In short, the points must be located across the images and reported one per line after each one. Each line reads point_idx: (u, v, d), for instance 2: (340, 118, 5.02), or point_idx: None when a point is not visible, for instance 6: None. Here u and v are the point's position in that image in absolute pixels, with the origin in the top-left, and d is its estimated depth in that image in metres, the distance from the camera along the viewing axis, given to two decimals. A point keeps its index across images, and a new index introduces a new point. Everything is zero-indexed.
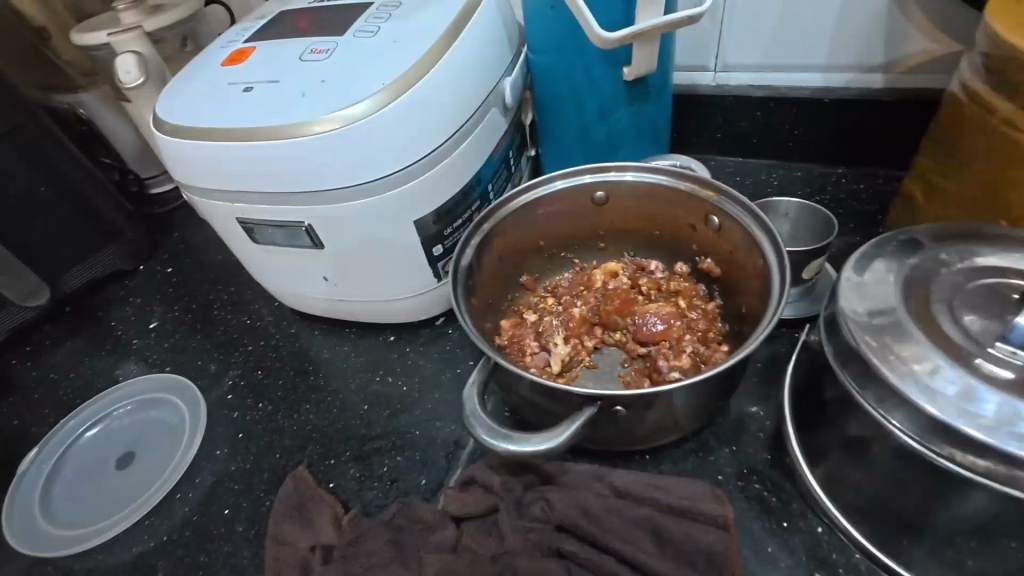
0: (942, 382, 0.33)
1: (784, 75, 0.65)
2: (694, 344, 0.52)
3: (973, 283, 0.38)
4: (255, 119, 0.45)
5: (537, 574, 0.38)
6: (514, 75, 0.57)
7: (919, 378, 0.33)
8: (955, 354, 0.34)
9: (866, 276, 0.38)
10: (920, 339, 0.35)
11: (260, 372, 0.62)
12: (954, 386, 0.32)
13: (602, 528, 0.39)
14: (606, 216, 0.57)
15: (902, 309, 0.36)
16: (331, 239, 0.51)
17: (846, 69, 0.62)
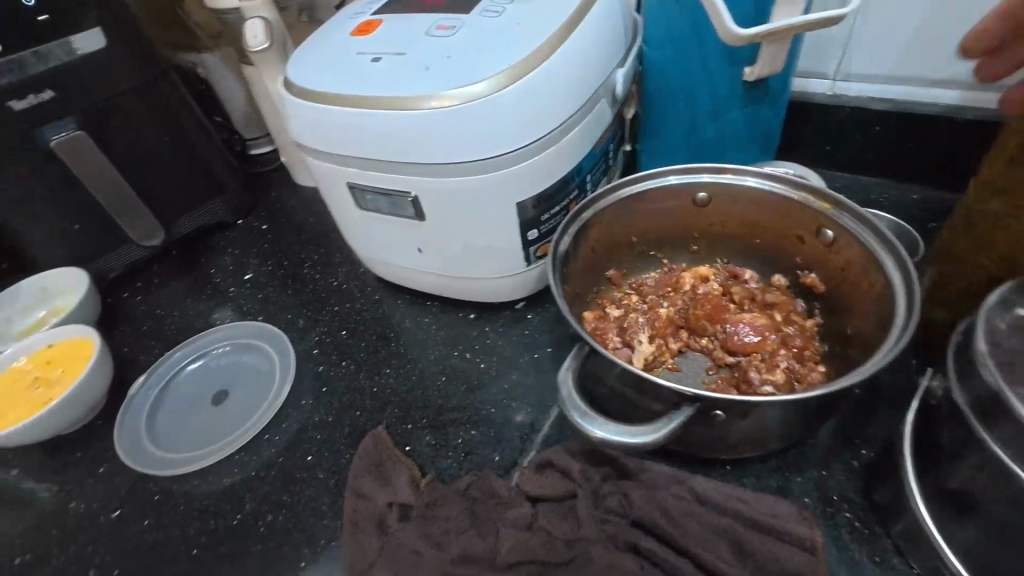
0: None
1: (912, 89, 0.60)
2: (788, 360, 0.51)
3: None
4: (380, 88, 0.47)
5: (612, 565, 0.38)
6: (627, 66, 0.56)
7: None
8: None
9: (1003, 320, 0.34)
10: None
11: (345, 332, 0.65)
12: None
13: (684, 532, 0.39)
14: (706, 218, 0.56)
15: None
16: (433, 212, 0.52)
17: (986, 88, 0.58)
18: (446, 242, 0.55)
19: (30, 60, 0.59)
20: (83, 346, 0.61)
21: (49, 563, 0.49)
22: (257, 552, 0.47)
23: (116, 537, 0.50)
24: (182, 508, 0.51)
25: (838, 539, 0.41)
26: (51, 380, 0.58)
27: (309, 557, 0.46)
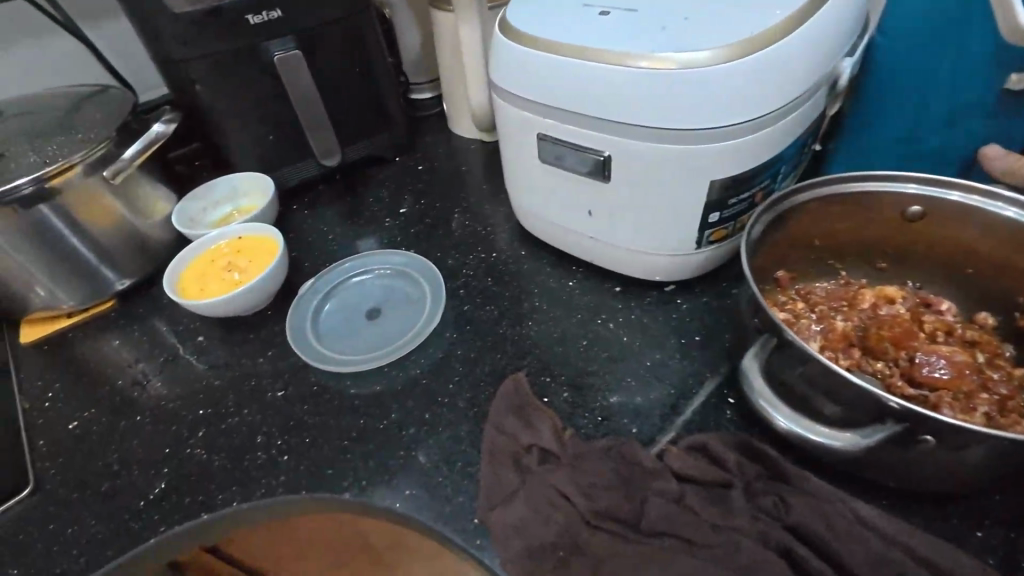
0: None
1: None
2: (988, 406, 0.44)
3: None
4: (606, 42, 0.47)
5: (765, 565, 0.36)
6: (856, 57, 0.52)
7: None
8: None
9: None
10: None
11: (490, 279, 0.67)
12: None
13: (848, 552, 0.37)
14: (913, 235, 0.51)
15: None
16: (620, 176, 0.52)
17: None
18: (623, 208, 0.54)
19: None
20: (269, 243, 0.68)
21: (226, 420, 0.56)
22: (400, 457, 0.50)
23: (279, 413, 0.56)
24: (336, 403, 0.56)
25: None
26: (241, 267, 0.66)
27: (446, 474, 0.48)
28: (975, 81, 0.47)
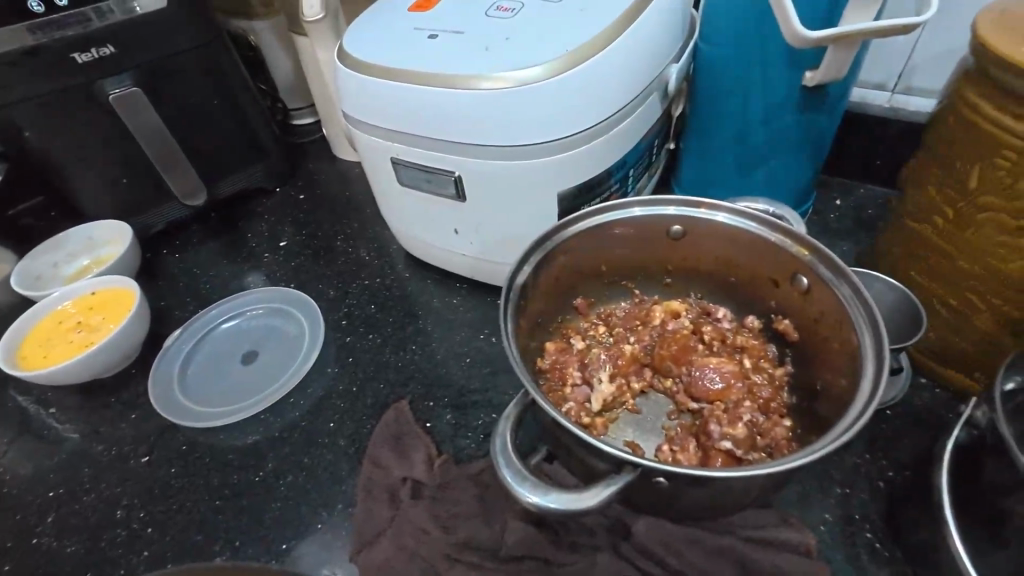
0: None
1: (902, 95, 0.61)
2: (752, 413, 0.46)
3: None
4: (435, 65, 0.47)
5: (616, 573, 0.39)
6: (682, 62, 0.55)
7: None
8: None
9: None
10: None
11: (373, 305, 0.65)
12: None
13: (689, 545, 0.39)
14: (681, 251, 0.52)
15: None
16: (474, 194, 0.52)
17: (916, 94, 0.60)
18: (482, 224, 0.55)
19: (90, 17, 0.61)
20: (125, 296, 0.63)
21: (80, 498, 0.52)
22: (276, 509, 0.49)
23: (144, 480, 0.52)
24: (207, 460, 0.53)
25: (856, 559, 0.40)
26: (92, 326, 0.61)
27: (326, 519, 0.48)
28: (777, 80, 0.52)
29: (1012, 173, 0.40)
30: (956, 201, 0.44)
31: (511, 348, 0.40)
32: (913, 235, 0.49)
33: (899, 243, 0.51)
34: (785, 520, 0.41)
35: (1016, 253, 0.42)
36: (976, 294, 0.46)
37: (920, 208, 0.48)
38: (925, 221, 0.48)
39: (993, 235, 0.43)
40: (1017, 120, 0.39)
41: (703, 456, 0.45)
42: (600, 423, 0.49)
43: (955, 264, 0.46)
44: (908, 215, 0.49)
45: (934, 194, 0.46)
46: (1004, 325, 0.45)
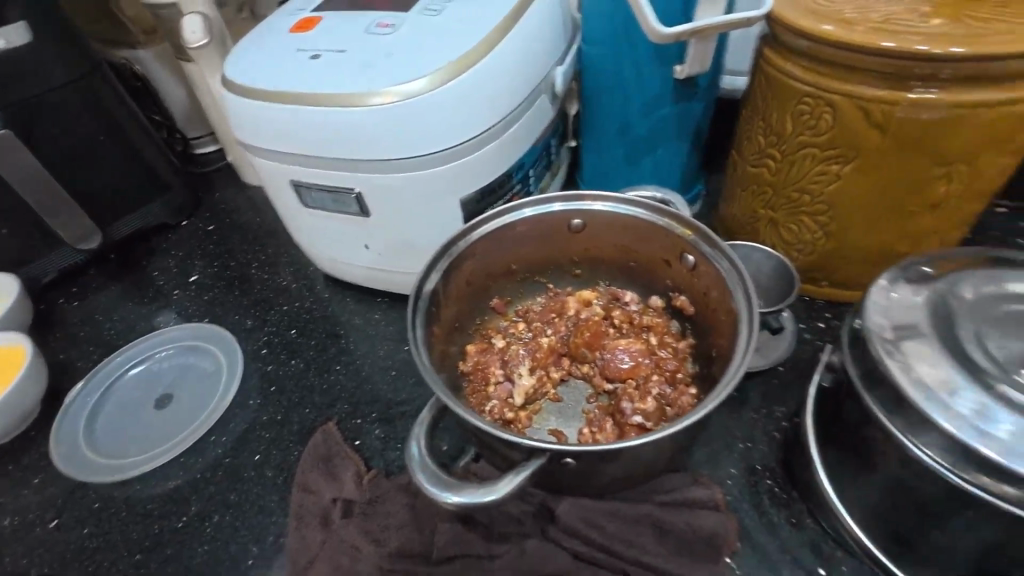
0: (960, 401, 0.32)
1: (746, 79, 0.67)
2: (660, 386, 0.49)
3: (989, 302, 0.36)
4: (318, 84, 0.47)
5: (543, 555, 0.40)
6: (566, 65, 0.59)
7: (937, 396, 0.32)
8: (973, 372, 0.33)
9: (901, 284, 0.37)
10: (928, 356, 0.34)
11: (293, 331, 0.64)
12: (1003, 430, 0.31)
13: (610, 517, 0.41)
14: (584, 243, 0.55)
15: (932, 325, 0.35)
16: (377, 208, 0.53)
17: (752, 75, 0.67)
18: (389, 238, 0.55)
19: None
20: (14, 354, 0.58)
21: None
22: (203, 553, 0.47)
23: (54, 547, 0.49)
24: (124, 514, 0.50)
25: (760, 505, 0.44)
26: None
27: (258, 553, 0.47)
28: (651, 76, 0.56)
29: (815, 117, 0.46)
30: (780, 145, 0.50)
31: (420, 355, 0.41)
32: (750, 178, 0.55)
33: (741, 187, 0.57)
34: (694, 480, 0.44)
35: (829, 183, 0.48)
36: (805, 222, 0.52)
37: (755, 156, 0.53)
38: (759, 165, 0.53)
39: (811, 170, 0.49)
40: (811, 72, 0.45)
41: (619, 433, 0.47)
42: (524, 415, 0.51)
43: (787, 198, 0.52)
44: (746, 162, 0.55)
45: (762, 140, 0.52)
46: (831, 244, 0.52)
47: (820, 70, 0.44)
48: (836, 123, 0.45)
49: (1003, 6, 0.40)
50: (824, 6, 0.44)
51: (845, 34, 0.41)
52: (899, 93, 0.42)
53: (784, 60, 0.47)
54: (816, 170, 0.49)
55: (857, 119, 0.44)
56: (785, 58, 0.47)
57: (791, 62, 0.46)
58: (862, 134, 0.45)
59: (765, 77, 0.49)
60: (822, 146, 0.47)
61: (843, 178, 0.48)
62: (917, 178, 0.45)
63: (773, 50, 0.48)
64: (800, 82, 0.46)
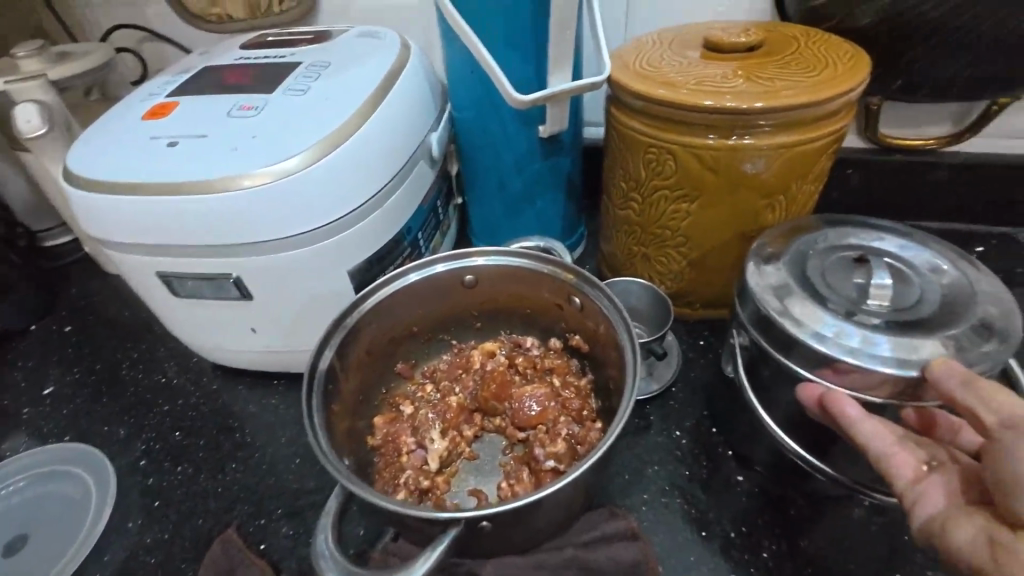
0: (827, 327, 0.38)
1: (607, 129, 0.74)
2: (568, 426, 0.51)
3: (832, 254, 0.44)
4: (178, 172, 0.45)
5: None
6: (439, 130, 0.62)
7: (811, 327, 0.38)
8: (834, 307, 0.39)
9: (767, 257, 0.44)
10: (798, 298, 0.40)
11: (178, 433, 0.58)
12: (858, 337, 0.37)
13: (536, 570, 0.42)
14: (480, 297, 0.57)
15: (794, 280, 0.42)
16: (259, 290, 0.50)
17: None
18: (276, 318, 0.53)
19: None
20: None
21: None
22: None
23: None
24: None
25: (673, 524, 0.46)
26: None
27: None
28: (519, 136, 0.60)
29: (662, 163, 0.53)
30: (639, 190, 0.56)
31: (317, 442, 0.40)
32: (620, 219, 0.61)
33: (616, 228, 0.62)
34: (610, 514, 0.46)
35: (684, 219, 0.55)
36: (672, 253, 0.58)
37: (621, 200, 0.59)
38: (626, 208, 0.59)
39: (667, 209, 0.55)
40: (649, 127, 0.51)
41: (535, 480, 0.48)
42: (442, 480, 0.50)
43: (653, 235, 0.58)
44: (615, 205, 0.61)
45: (624, 187, 0.58)
46: (697, 270, 0.58)
47: (657, 125, 0.51)
48: (678, 168, 0.52)
49: (787, 65, 0.49)
50: (652, 72, 0.51)
51: (665, 94, 0.48)
52: (720, 140, 0.49)
53: (629, 119, 0.53)
54: (673, 205, 0.55)
55: (693, 162, 0.51)
56: (629, 118, 0.53)
57: (635, 119, 0.52)
58: (700, 174, 0.51)
59: (617, 131, 0.55)
60: (672, 185, 0.53)
61: (693, 213, 0.54)
62: (751, 206, 0.52)
63: (619, 109, 0.54)
64: (643, 133, 0.52)
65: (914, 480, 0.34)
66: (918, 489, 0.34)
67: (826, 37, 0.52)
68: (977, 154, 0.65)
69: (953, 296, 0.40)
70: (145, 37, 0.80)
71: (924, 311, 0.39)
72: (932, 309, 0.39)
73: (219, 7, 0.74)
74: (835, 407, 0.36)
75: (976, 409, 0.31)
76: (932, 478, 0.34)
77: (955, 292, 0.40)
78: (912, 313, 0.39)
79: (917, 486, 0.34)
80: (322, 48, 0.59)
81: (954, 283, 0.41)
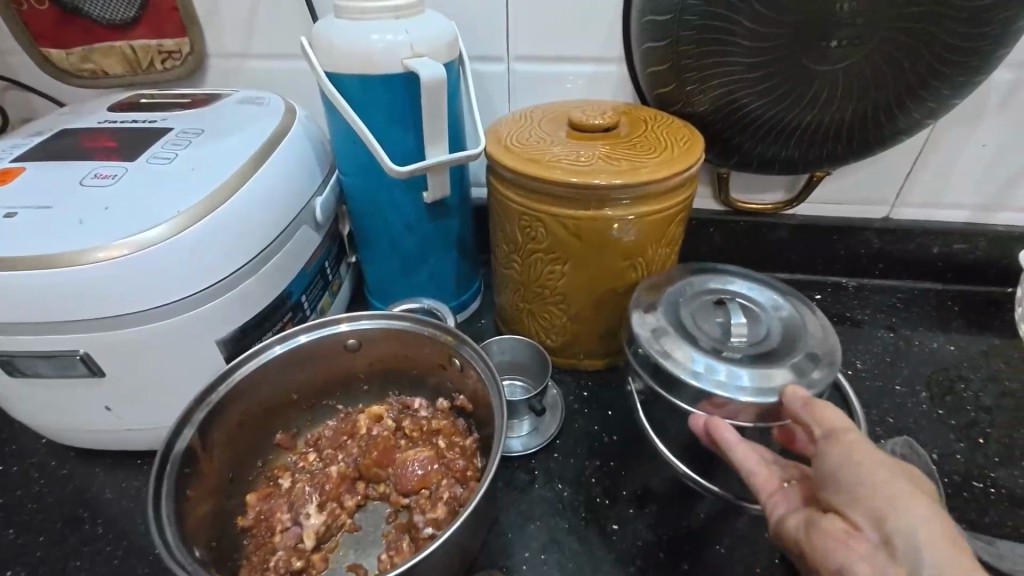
0: (699, 363, 0.44)
1: None
2: (450, 488, 0.50)
3: (701, 296, 0.50)
4: (14, 246, 0.42)
5: None
6: (325, 194, 0.63)
7: (686, 364, 0.44)
8: (703, 344, 0.45)
9: (649, 302, 0.50)
10: (674, 338, 0.46)
11: (12, 530, 0.51)
12: (723, 371, 0.43)
13: None
14: (366, 361, 0.57)
15: (670, 322, 0.47)
16: (112, 367, 0.47)
17: None
18: (133, 395, 0.49)
19: None
20: None
21: None
22: None
23: None
24: None
25: None
26: None
27: None
28: (405, 201, 0.62)
29: (534, 230, 0.57)
30: (518, 253, 0.60)
31: (162, 537, 0.38)
32: (506, 277, 0.64)
33: (503, 286, 0.65)
34: None
35: (559, 279, 0.59)
36: (554, 309, 0.61)
37: (505, 260, 0.62)
38: (509, 267, 0.62)
39: (544, 271, 0.59)
40: (522, 197, 0.56)
41: (415, 549, 0.47)
42: (317, 558, 0.48)
43: (535, 294, 0.61)
44: (501, 265, 0.64)
45: (506, 249, 0.61)
46: (576, 325, 0.62)
47: (527, 195, 0.55)
48: (549, 234, 0.56)
49: (636, 146, 0.55)
50: (521, 148, 0.55)
51: (530, 171, 0.52)
52: (585, 210, 0.54)
53: (504, 188, 0.57)
54: (549, 266, 0.58)
55: (562, 230, 0.55)
56: (504, 187, 0.57)
57: (509, 190, 0.56)
58: (569, 241, 0.56)
59: (496, 199, 0.59)
60: (546, 248, 0.57)
61: (567, 274, 0.58)
62: (616, 266, 0.57)
63: (496, 179, 0.58)
64: (516, 203, 0.56)
65: (771, 492, 0.40)
66: (774, 499, 0.39)
67: (670, 120, 0.60)
68: (809, 216, 0.76)
69: (794, 326, 0.47)
70: (6, 86, 0.74)
71: (773, 342, 0.46)
72: (778, 340, 0.46)
73: (92, 62, 0.70)
74: (717, 434, 0.41)
75: (812, 421, 0.38)
76: (786, 490, 0.39)
77: (794, 323, 0.48)
78: (762, 344, 0.45)
79: (775, 497, 0.40)
80: (201, 114, 0.59)
81: (794, 314, 0.49)
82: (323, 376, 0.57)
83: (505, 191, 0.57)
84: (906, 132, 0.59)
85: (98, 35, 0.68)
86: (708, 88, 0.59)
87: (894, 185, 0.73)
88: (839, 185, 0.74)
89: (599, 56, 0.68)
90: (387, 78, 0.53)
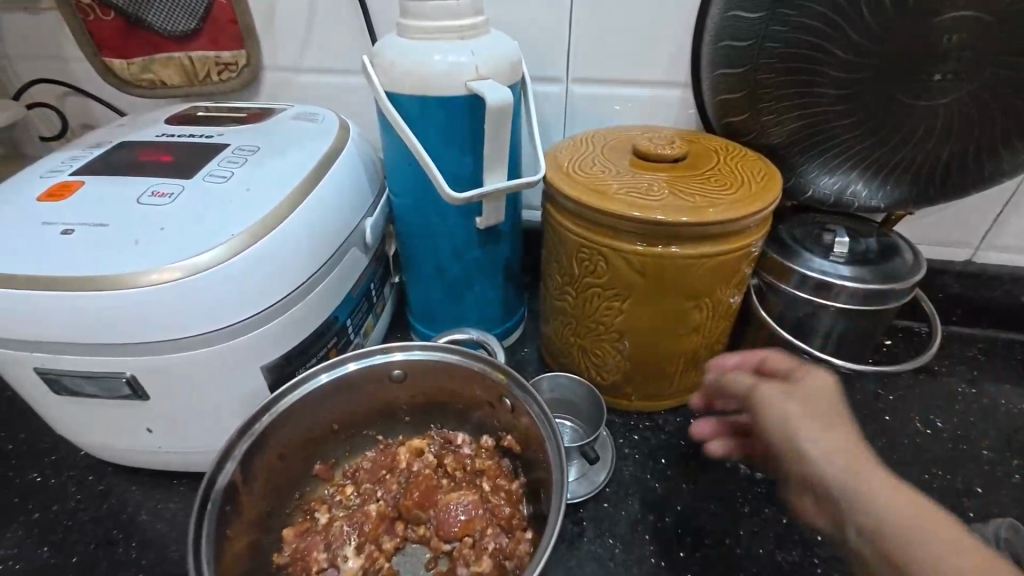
0: (811, 259, 0.54)
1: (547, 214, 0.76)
2: (495, 538, 0.47)
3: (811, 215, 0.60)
4: (69, 265, 0.41)
5: None
6: (375, 215, 0.61)
7: (801, 258, 0.54)
8: (816, 247, 0.55)
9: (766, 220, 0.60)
10: (790, 242, 0.56)
11: (47, 548, 0.50)
12: (832, 266, 0.53)
13: None
14: (411, 392, 0.55)
15: (786, 231, 0.58)
16: (156, 390, 0.45)
17: None
18: (176, 418, 0.48)
19: None
20: None
21: None
22: None
23: None
24: None
25: None
26: None
27: None
28: (456, 225, 0.60)
29: (595, 264, 0.53)
30: (573, 285, 0.57)
31: None
32: (557, 309, 0.61)
33: (553, 317, 0.62)
34: None
35: (617, 316, 0.55)
36: (608, 346, 0.58)
37: (557, 290, 0.59)
38: (562, 298, 0.59)
39: (601, 305, 0.56)
40: (584, 229, 0.52)
41: None
42: None
43: (588, 328, 0.58)
44: (552, 295, 0.61)
45: (559, 280, 0.58)
46: (631, 364, 0.58)
47: (590, 228, 0.52)
48: (611, 269, 0.53)
49: (708, 180, 0.52)
50: (585, 177, 0.52)
51: (597, 204, 0.49)
52: (652, 247, 0.50)
53: (564, 219, 0.54)
54: (607, 301, 0.55)
55: (625, 266, 0.52)
56: (564, 218, 0.54)
57: (569, 221, 0.53)
58: (631, 277, 0.52)
59: (553, 227, 0.56)
60: (605, 283, 0.54)
61: (625, 311, 0.55)
62: (681, 306, 0.53)
63: (555, 207, 0.55)
64: (578, 235, 0.53)
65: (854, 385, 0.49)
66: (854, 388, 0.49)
67: (743, 152, 0.56)
68: None
69: (892, 245, 0.57)
70: (67, 92, 0.75)
71: (873, 252, 0.55)
72: (878, 252, 0.55)
73: (152, 72, 0.70)
74: None
75: None
76: None
77: (891, 243, 0.57)
78: (864, 259, 0.55)
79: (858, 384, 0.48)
80: (257, 130, 0.58)
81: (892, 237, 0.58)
82: (366, 406, 0.54)
83: (565, 221, 0.54)
84: (1007, 174, 0.54)
85: (157, 46, 0.68)
86: (787, 118, 0.54)
87: (980, 228, 0.67)
88: (917, 225, 0.69)
89: (663, 81, 0.65)
90: (446, 99, 0.51)
